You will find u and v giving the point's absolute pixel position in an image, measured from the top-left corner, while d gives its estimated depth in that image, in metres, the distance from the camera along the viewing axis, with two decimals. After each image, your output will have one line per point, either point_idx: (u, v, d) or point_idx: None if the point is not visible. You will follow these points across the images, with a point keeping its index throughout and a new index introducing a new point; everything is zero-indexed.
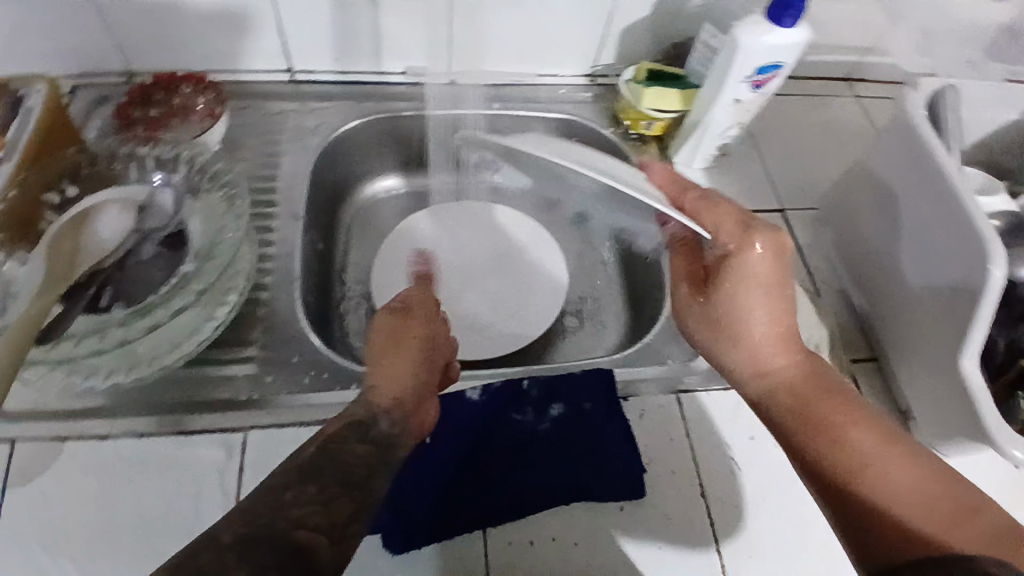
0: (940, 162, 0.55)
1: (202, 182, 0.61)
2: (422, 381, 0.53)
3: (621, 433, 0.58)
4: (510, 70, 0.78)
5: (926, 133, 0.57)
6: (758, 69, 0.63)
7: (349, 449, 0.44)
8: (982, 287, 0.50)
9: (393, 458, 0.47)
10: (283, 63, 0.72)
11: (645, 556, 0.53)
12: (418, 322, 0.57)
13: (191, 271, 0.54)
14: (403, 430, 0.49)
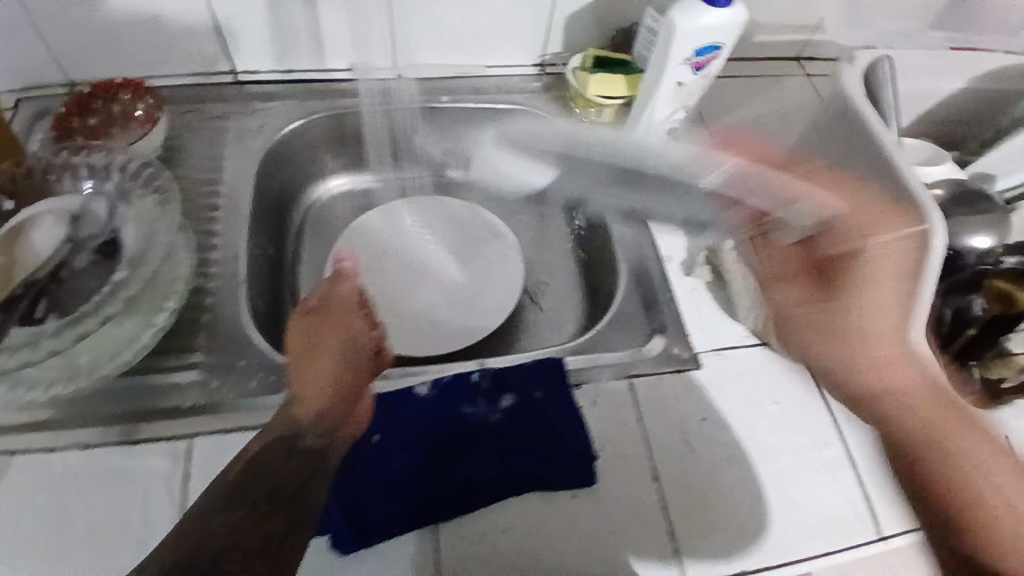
0: (876, 137, 0.56)
1: (136, 187, 0.60)
2: (345, 383, 0.57)
3: (573, 421, 0.57)
4: (457, 63, 0.77)
5: (861, 108, 0.57)
6: (698, 51, 0.63)
7: (274, 467, 0.47)
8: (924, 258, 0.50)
9: (323, 466, 0.50)
10: (225, 65, 0.71)
11: (599, 542, 0.53)
12: (331, 329, 0.60)
13: (124, 278, 0.53)
14: (330, 438, 0.52)
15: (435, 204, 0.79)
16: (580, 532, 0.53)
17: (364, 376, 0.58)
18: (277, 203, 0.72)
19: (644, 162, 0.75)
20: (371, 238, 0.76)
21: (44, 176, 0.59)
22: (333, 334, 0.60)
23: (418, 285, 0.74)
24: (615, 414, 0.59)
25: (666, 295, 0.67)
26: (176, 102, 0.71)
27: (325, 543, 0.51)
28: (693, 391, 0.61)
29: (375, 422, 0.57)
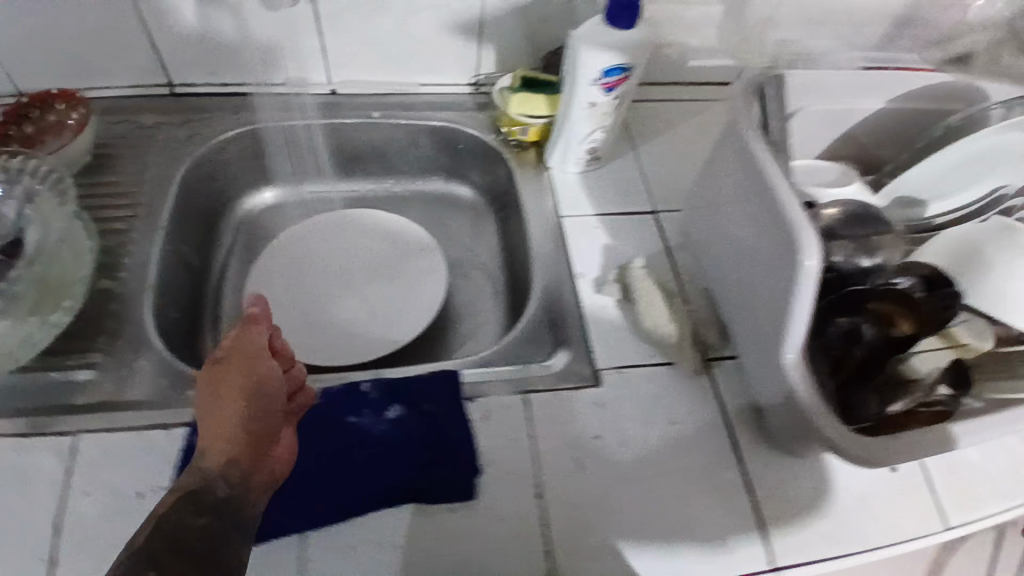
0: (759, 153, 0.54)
1: (43, 189, 0.62)
2: (256, 430, 0.53)
3: (461, 435, 0.57)
4: (392, 80, 0.79)
5: (746, 122, 0.56)
6: (605, 71, 0.63)
7: (185, 523, 0.44)
8: (799, 280, 0.49)
9: (238, 520, 0.46)
10: (162, 78, 0.74)
11: (473, 559, 0.52)
12: (239, 370, 0.56)
13: (18, 278, 0.56)
14: (243, 489, 0.49)
15: (362, 217, 0.80)
16: (455, 548, 0.53)
17: (276, 421, 0.55)
18: (204, 212, 0.74)
19: (569, 181, 0.75)
20: (293, 247, 0.77)
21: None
22: (237, 378, 0.55)
23: (338, 297, 0.73)
24: (504, 430, 0.58)
25: (575, 312, 0.67)
26: (113, 112, 0.73)
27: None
28: (590, 409, 0.61)
29: None
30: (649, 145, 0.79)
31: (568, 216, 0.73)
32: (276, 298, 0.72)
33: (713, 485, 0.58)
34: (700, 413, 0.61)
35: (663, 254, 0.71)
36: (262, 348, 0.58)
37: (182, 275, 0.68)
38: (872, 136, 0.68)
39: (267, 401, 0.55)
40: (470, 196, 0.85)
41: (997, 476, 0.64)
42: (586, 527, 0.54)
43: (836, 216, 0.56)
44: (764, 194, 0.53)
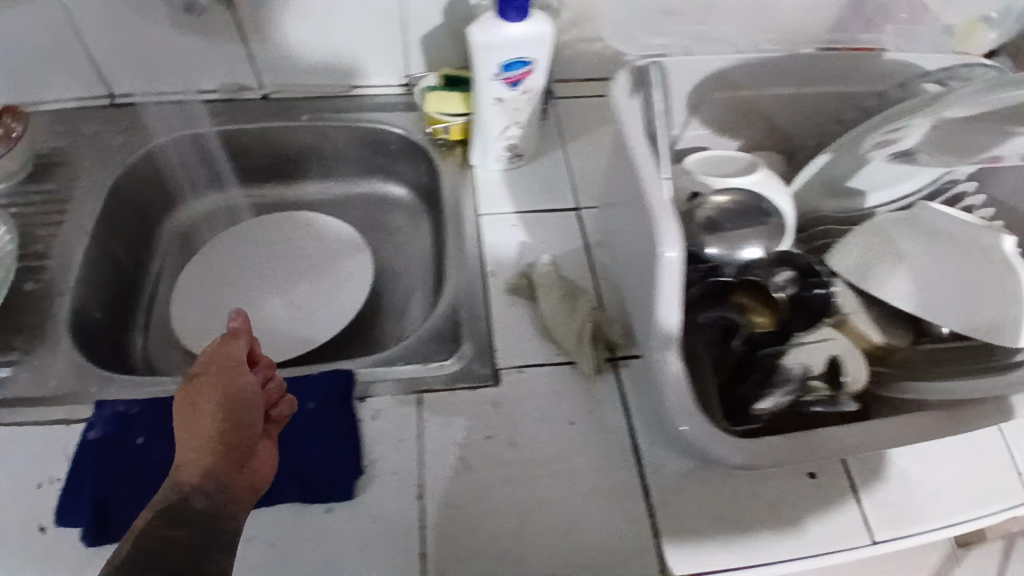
0: (632, 134, 0.51)
1: None
2: (232, 444, 0.52)
3: (346, 433, 0.57)
4: (323, 84, 0.81)
5: (623, 103, 0.53)
6: (504, 65, 0.63)
7: (161, 538, 0.43)
8: (662, 274, 0.47)
9: (217, 534, 0.46)
10: (102, 89, 0.77)
11: (345, 559, 0.52)
12: (215, 385, 0.55)
13: None
14: (222, 501, 0.48)
15: (292, 221, 0.81)
16: (329, 547, 0.52)
17: (254, 434, 0.54)
18: (138, 216, 0.77)
19: (491, 178, 0.74)
20: (222, 251, 0.78)
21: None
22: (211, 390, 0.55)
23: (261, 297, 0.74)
24: (391, 429, 0.58)
25: (483, 310, 0.66)
26: (55, 122, 0.76)
27: (74, 536, 0.52)
28: (484, 409, 0.60)
29: (145, 425, 0.58)
30: (576, 141, 0.78)
31: (486, 213, 0.72)
32: (198, 297, 0.74)
33: (602, 488, 0.57)
34: (596, 415, 0.60)
35: (580, 251, 0.69)
36: (239, 361, 0.57)
37: (109, 277, 0.71)
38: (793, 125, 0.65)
39: (243, 415, 0.54)
40: (406, 196, 0.85)
41: (934, 488, 0.59)
42: (463, 529, 0.54)
43: (728, 204, 0.53)
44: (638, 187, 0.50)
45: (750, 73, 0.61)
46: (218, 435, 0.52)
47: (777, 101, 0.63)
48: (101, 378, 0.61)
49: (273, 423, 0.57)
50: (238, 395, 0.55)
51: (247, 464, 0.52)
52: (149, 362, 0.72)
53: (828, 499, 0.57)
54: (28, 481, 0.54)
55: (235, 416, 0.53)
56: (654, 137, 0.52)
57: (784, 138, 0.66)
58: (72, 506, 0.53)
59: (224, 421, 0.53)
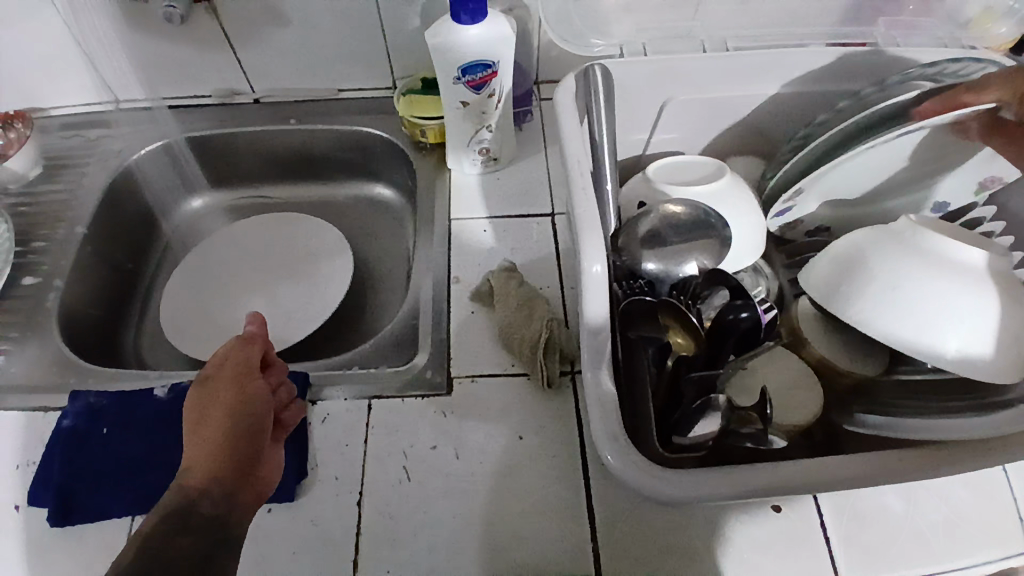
0: (571, 139, 0.49)
1: None
2: (245, 447, 0.51)
3: (294, 435, 0.58)
4: (311, 87, 0.82)
5: (565, 107, 0.51)
6: (465, 68, 0.63)
7: (171, 542, 0.43)
8: (590, 294, 0.45)
9: (226, 539, 0.45)
10: (109, 95, 0.82)
11: (280, 561, 0.53)
12: (227, 388, 0.54)
13: None
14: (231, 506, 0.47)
15: (279, 223, 0.83)
16: (265, 548, 0.53)
17: (265, 438, 0.53)
18: (137, 214, 0.81)
19: (466, 181, 0.73)
20: (211, 251, 0.81)
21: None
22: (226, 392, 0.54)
23: (239, 298, 0.76)
24: (339, 434, 0.58)
25: (443, 315, 0.65)
26: (67, 126, 0.82)
27: (40, 517, 0.54)
28: (432, 417, 0.59)
29: (110, 416, 0.60)
30: (557, 143, 0.76)
31: (457, 216, 0.71)
32: (184, 295, 0.77)
33: (547, 506, 0.54)
34: (547, 428, 0.58)
35: (548, 257, 0.67)
36: (252, 365, 0.57)
37: (104, 273, 0.75)
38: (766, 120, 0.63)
39: (257, 418, 0.53)
40: (393, 198, 0.86)
41: (913, 529, 0.52)
42: (397, 539, 0.53)
43: (681, 214, 0.50)
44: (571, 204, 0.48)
45: (712, 72, 0.59)
46: (229, 437, 0.50)
47: (747, 100, 0.61)
48: (79, 370, 0.64)
49: (281, 429, 0.56)
50: (252, 398, 0.54)
51: (261, 466, 0.51)
52: (138, 355, 0.75)
53: (786, 532, 0.52)
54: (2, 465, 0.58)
55: (249, 418, 0.52)
56: (595, 144, 0.51)
57: (758, 130, 0.64)
58: (37, 490, 0.55)
59: (236, 423, 0.52)
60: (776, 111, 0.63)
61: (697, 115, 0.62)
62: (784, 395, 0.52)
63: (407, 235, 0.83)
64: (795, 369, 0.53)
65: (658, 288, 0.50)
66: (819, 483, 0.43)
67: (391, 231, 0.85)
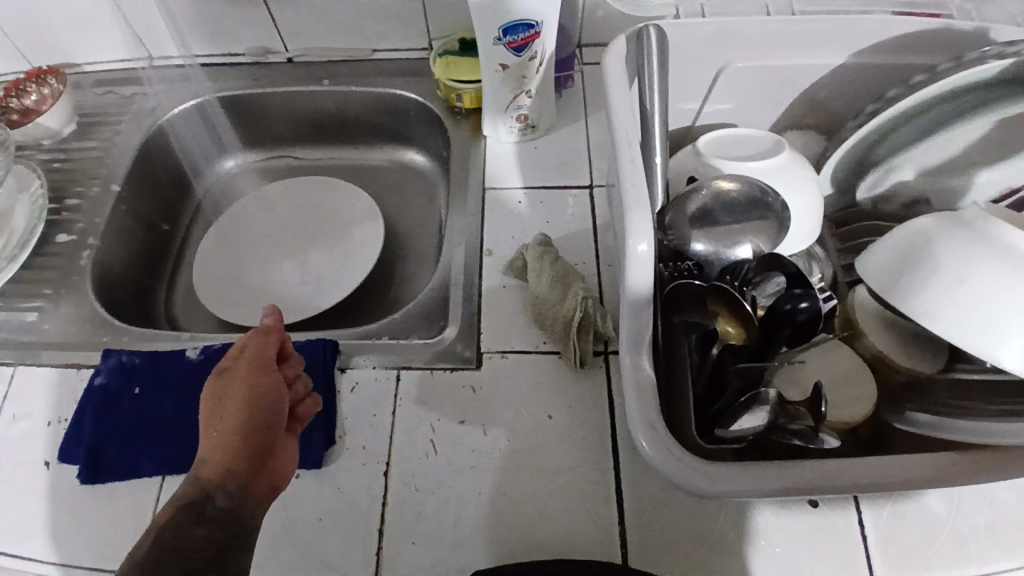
0: (620, 110, 0.46)
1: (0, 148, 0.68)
2: (258, 441, 0.51)
3: (322, 403, 0.57)
4: (344, 47, 0.79)
5: (618, 73, 0.48)
6: (506, 29, 0.59)
7: (186, 534, 0.45)
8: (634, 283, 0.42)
9: (238, 531, 0.47)
10: (143, 52, 0.81)
11: (307, 528, 0.53)
12: (241, 383, 0.54)
13: None
14: (241, 500, 0.48)
15: (311, 188, 0.82)
16: (292, 514, 0.53)
17: (277, 431, 0.53)
18: (170, 174, 0.80)
19: (502, 150, 0.70)
20: (242, 213, 0.80)
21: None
22: (238, 387, 0.54)
23: (269, 262, 0.75)
24: (367, 403, 0.57)
25: (475, 288, 0.63)
26: (102, 82, 0.81)
27: (74, 473, 0.55)
28: (460, 392, 0.58)
29: (142, 377, 0.60)
30: (599, 112, 0.72)
31: (491, 187, 0.69)
32: (215, 257, 0.76)
33: (574, 489, 0.53)
34: (579, 409, 0.56)
35: (586, 231, 0.64)
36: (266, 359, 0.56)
37: (139, 231, 0.75)
38: (824, 93, 0.59)
39: (269, 413, 0.53)
40: (426, 165, 0.83)
41: (959, 534, 0.50)
42: (420, 512, 0.53)
43: (733, 191, 0.46)
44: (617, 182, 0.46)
45: (770, 39, 0.55)
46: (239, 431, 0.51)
47: (807, 69, 0.57)
48: (112, 328, 0.65)
49: (297, 421, 0.55)
50: (263, 392, 0.53)
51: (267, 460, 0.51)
52: (171, 315, 0.76)
53: (822, 530, 0.50)
54: (40, 419, 0.59)
55: (259, 414, 0.52)
56: (647, 114, 0.47)
57: (816, 102, 0.60)
58: (72, 446, 0.56)
59: (248, 418, 0.52)
60: (842, 82, 0.58)
61: (755, 85, 0.58)
62: (835, 390, 0.49)
63: (441, 202, 0.81)
64: (849, 363, 0.50)
65: (705, 269, 0.47)
66: (867, 484, 0.41)
67: (423, 197, 0.83)
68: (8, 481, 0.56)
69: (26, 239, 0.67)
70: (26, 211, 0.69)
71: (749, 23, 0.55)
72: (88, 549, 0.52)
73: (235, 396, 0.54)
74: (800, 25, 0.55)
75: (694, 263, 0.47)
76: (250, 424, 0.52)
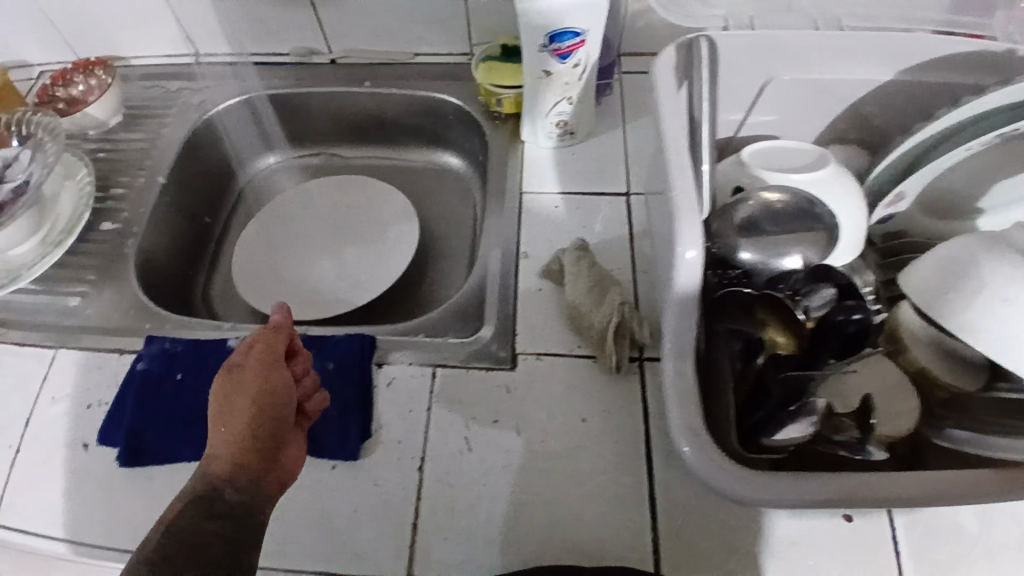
0: (668, 117, 0.47)
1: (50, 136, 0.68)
2: (267, 438, 0.50)
3: (359, 397, 0.58)
4: (386, 49, 0.81)
5: (666, 80, 0.49)
6: (553, 35, 0.60)
7: (196, 528, 0.45)
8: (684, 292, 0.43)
9: (251, 527, 0.47)
10: (190, 48, 0.83)
11: (341, 518, 0.53)
12: (252, 379, 0.53)
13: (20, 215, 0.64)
14: (251, 496, 0.48)
15: (348, 187, 0.83)
16: (327, 505, 0.54)
17: (286, 428, 0.52)
18: (213, 167, 0.82)
19: (541, 154, 0.71)
20: (280, 209, 0.82)
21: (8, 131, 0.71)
22: (249, 384, 0.52)
23: (306, 258, 0.77)
24: (404, 399, 0.58)
25: (511, 290, 0.64)
26: (149, 76, 0.83)
27: (113, 455, 0.56)
28: (495, 391, 0.58)
29: (182, 363, 0.61)
30: (638, 120, 0.73)
31: (528, 191, 0.69)
32: (253, 250, 0.78)
33: (606, 492, 0.53)
34: (613, 413, 0.56)
35: (622, 237, 0.65)
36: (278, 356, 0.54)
37: (180, 222, 0.77)
38: (867, 109, 0.59)
39: (279, 411, 0.52)
40: (461, 167, 0.84)
41: (994, 555, 0.49)
42: (453, 508, 0.53)
43: (778, 203, 0.48)
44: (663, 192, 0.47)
45: (817, 54, 0.56)
46: (252, 427, 0.50)
47: (852, 84, 0.57)
48: (154, 316, 0.66)
49: (305, 418, 0.55)
50: (273, 390, 0.52)
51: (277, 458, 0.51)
52: (207, 305, 0.77)
53: (856, 542, 0.50)
54: (83, 401, 0.60)
55: (269, 411, 0.51)
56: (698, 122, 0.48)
57: (859, 118, 0.60)
58: (114, 428, 0.57)
59: (258, 415, 0.51)
60: (885, 98, 0.58)
61: (798, 98, 0.58)
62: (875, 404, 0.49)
63: (475, 204, 0.82)
64: (890, 378, 0.50)
65: (752, 277, 0.48)
66: (906, 498, 0.41)
67: (458, 199, 0.84)
68: (50, 460, 0.57)
69: (70, 227, 0.67)
70: (72, 202, 0.69)
71: (796, 37, 0.55)
72: (127, 530, 0.53)
73: (246, 392, 0.52)
74: (846, 41, 0.56)
75: (742, 272, 0.47)
76: (261, 421, 0.50)
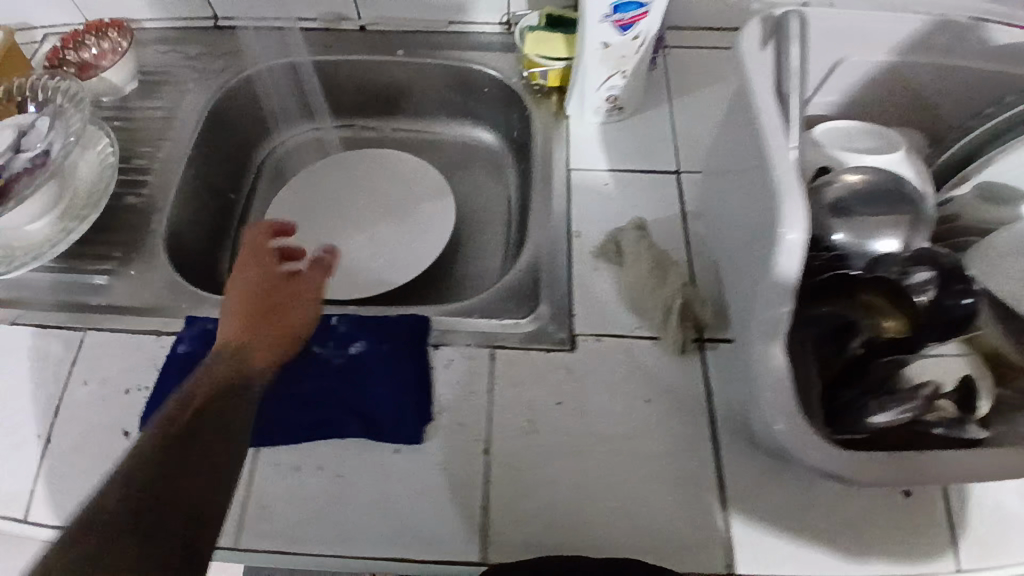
0: (761, 99, 0.46)
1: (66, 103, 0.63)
2: (279, 338, 0.53)
3: (418, 379, 0.57)
4: (419, 18, 0.78)
5: (753, 60, 0.48)
6: (616, 6, 0.58)
7: (172, 458, 0.40)
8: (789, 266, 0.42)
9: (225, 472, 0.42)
10: (208, 12, 0.78)
11: (408, 503, 0.52)
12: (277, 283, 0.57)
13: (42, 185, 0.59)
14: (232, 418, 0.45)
15: (381, 162, 0.80)
16: (390, 489, 0.53)
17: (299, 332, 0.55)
18: (235, 139, 0.78)
19: (587, 130, 0.70)
20: (310, 183, 0.79)
21: (20, 97, 0.67)
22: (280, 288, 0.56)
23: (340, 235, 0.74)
24: (464, 382, 0.57)
25: (565, 271, 0.63)
26: (164, 40, 0.78)
27: None
28: (556, 373, 0.57)
29: None
30: (685, 98, 0.71)
31: (576, 168, 0.68)
32: None
33: (676, 472, 0.53)
34: (677, 394, 0.56)
35: (676, 217, 0.64)
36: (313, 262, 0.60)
37: (205, 197, 0.73)
38: (926, 90, 0.59)
39: (294, 315, 0.55)
40: (494, 143, 0.81)
41: None
42: (522, 490, 0.52)
43: (859, 183, 0.48)
44: (757, 172, 0.46)
45: (887, 32, 0.55)
46: (272, 326, 0.53)
47: (916, 65, 0.57)
48: (189, 296, 0.63)
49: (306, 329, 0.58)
50: (297, 299, 0.56)
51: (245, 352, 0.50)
52: None
53: (920, 518, 0.51)
54: (122, 386, 0.57)
55: (282, 315, 0.55)
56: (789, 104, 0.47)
57: (916, 99, 0.60)
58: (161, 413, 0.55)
59: (272, 314, 0.54)
60: (956, 74, 0.57)
61: (861, 78, 0.58)
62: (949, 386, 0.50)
63: (511, 180, 0.80)
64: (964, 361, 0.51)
65: (846, 260, 0.47)
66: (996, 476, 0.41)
67: (492, 175, 0.81)
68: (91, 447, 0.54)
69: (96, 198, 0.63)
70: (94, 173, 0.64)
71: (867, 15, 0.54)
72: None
73: (265, 296, 0.55)
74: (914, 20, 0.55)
75: (836, 252, 0.47)
76: (274, 321, 0.54)
